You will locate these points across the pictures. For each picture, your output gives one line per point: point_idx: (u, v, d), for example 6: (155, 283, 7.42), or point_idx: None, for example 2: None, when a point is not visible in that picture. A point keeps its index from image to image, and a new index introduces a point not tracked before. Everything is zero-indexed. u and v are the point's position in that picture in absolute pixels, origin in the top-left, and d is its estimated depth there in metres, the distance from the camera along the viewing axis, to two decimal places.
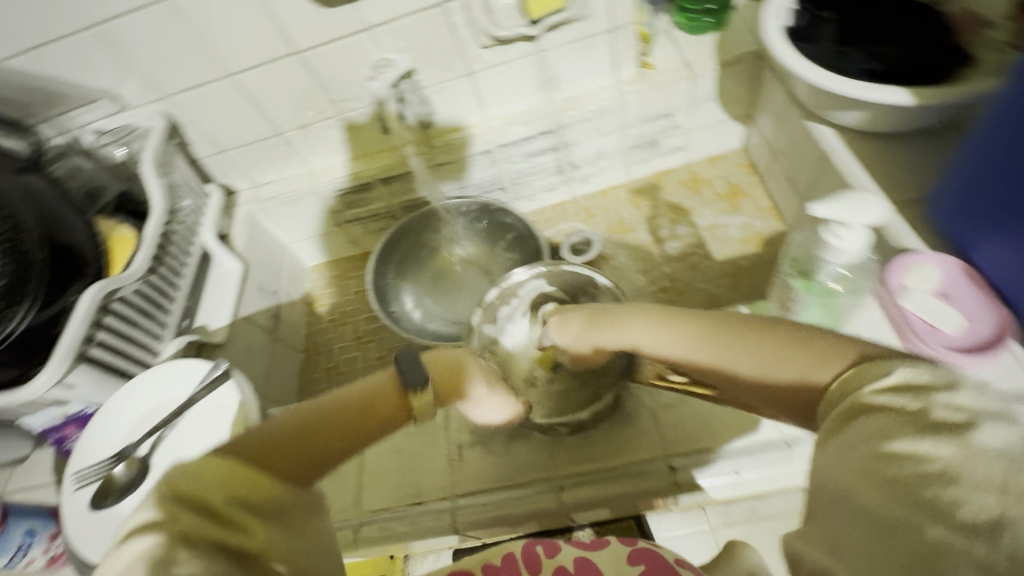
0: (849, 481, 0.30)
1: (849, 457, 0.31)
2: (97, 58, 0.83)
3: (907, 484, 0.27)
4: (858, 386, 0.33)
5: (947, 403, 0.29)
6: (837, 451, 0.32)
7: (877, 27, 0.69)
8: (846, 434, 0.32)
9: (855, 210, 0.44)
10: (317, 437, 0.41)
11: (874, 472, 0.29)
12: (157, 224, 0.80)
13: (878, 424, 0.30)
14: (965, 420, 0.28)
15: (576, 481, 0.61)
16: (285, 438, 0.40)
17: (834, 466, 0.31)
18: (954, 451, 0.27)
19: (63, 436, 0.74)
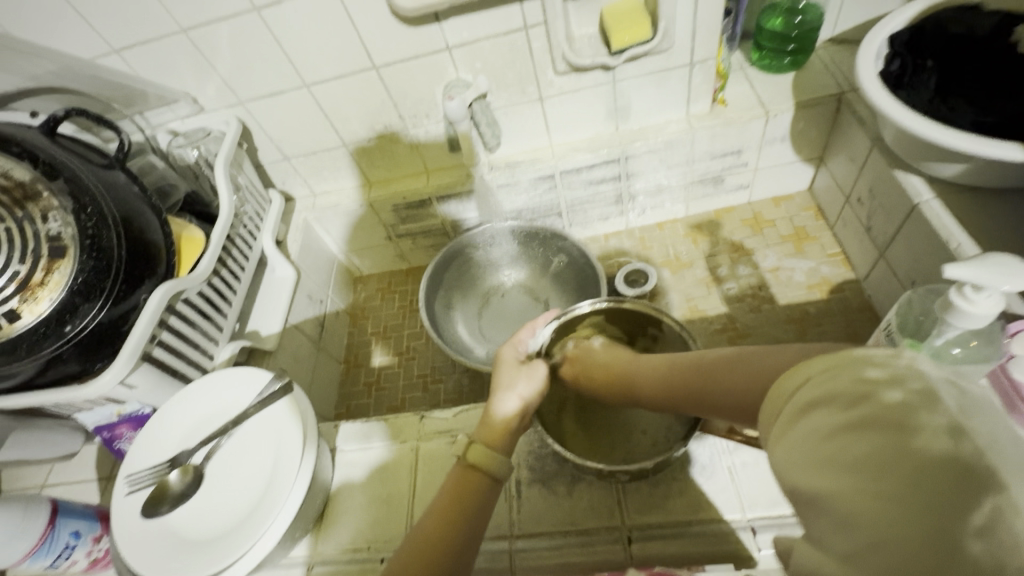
0: (816, 474, 0.28)
1: (808, 453, 0.29)
2: (181, 61, 0.84)
3: (881, 455, 0.26)
4: (806, 381, 0.33)
5: (900, 385, 0.28)
6: (801, 441, 0.30)
7: (985, 79, 0.66)
8: (803, 425, 0.31)
9: (997, 274, 0.41)
10: (456, 508, 0.52)
11: (846, 452, 0.27)
12: (225, 227, 0.80)
13: (827, 413, 0.29)
14: (892, 384, 0.28)
15: (644, 533, 0.57)
16: (439, 514, 0.51)
17: (799, 459, 0.29)
18: (909, 419, 0.26)
19: (113, 434, 0.73)
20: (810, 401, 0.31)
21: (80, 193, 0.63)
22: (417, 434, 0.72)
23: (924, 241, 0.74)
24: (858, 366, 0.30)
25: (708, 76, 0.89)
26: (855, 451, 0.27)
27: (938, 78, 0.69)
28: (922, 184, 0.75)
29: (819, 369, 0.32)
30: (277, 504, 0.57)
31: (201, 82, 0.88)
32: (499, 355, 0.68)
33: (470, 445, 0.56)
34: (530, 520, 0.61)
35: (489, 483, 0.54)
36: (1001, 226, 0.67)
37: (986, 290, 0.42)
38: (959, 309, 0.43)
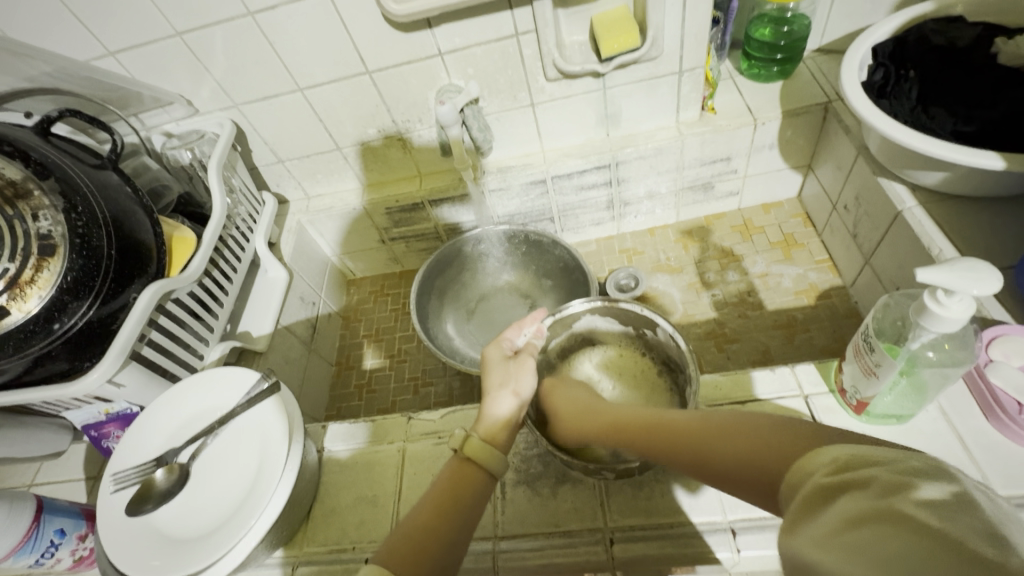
0: (829, 546, 0.27)
1: (823, 522, 0.29)
2: (176, 64, 0.85)
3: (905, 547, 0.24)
4: (831, 469, 0.33)
5: (934, 484, 0.27)
6: (818, 521, 0.30)
7: (965, 88, 0.67)
8: (828, 510, 0.30)
9: (968, 278, 0.41)
10: (450, 509, 0.51)
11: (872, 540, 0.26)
12: (216, 228, 0.81)
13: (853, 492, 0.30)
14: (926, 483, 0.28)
15: (626, 535, 0.58)
16: (431, 511, 0.51)
17: (815, 538, 0.29)
18: (947, 520, 0.25)
19: (102, 433, 0.73)
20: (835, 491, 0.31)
21: (70, 193, 0.63)
22: (404, 435, 0.72)
23: (907, 248, 0.75)
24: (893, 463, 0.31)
25: (696, 84, 0.91)
26: (873, 541, 0.26)
27: (920, 88, 0.70)
28: (905, 192, 0.76)
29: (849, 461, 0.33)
30: (260, 503, 0.57)
31: (196, 85, 0.89)
32: (486, 355, 0.67)
33: (467, 437, 0.56)
34: (514, 521, 0.61)
35: (484, 478, 0.55)
36: (981, 235, 0.68)
37: (957, 294, 0.43)
38: (932, 312, 0.44)
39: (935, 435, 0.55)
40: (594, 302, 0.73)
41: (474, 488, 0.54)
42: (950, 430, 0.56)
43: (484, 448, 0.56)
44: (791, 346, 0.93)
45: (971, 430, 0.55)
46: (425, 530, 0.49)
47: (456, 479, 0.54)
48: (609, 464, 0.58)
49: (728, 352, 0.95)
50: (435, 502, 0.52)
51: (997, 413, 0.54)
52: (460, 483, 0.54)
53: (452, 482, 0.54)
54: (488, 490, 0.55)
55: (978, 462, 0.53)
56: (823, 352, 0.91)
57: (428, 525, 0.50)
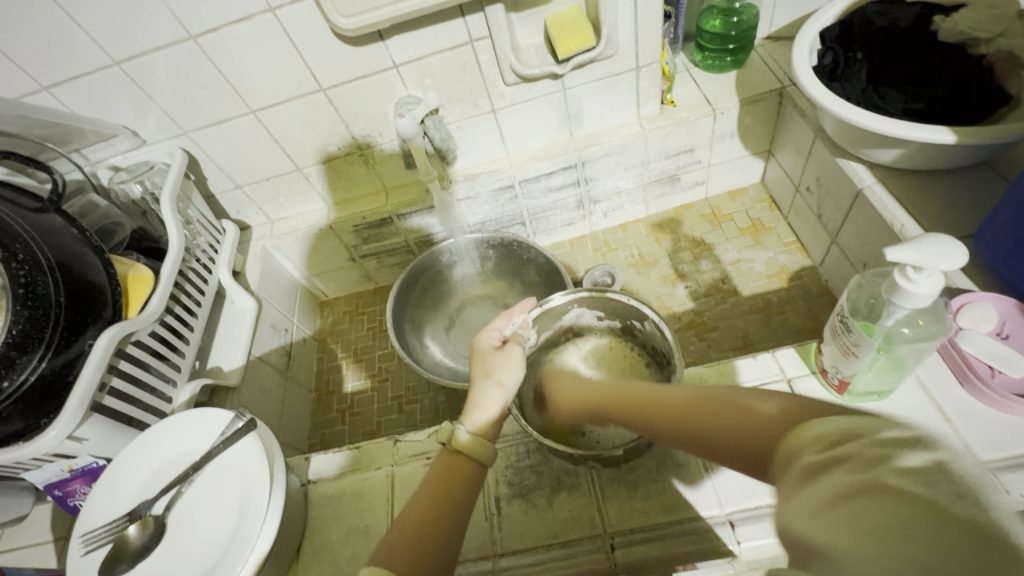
0: (825, 532, 0.26)
1: (811, 501, 0.28)
2: (116, 94, 0.81)
3: (897, 516, 0.24)
4: (819, 446, 0.32)
5: (918, 452, 0.27)
6: (808, 496, 0.29)
7: (911, 67, 0.69)
8: (815, 484, 0.29)
9: (934, 254, 0.42)
10: (441, 509, 0.49)
11: (872, 516, 0.25)
12: (174, 263, 0.78)
13: (841, 472, 0.28)
14: (910, 441, 0.28)
15: (626, 538, 0.57)
16: (422, 512, 0.49)
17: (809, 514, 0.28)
18: (930, 486, 0.25)
19: (68, 492, 0.69)
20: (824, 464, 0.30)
21: (8, 240, 0.59)
22: (392, 459, 0.70)
23: (871, 225, 0.77)
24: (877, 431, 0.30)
25: (654, 79, 0.91)
26: (871, 517, 0.25)
27: (869, 69, 0.72)
28: (864, 170, 0.78)
29: (832, 431, 0.32)
30: (246, 547, 0.54)
31: (141, 115, 0.85)
32: (475, 345, 0.64)
33: (454, 431, 0.54)
34: (513, 536, 0.60)
35: (477, 469, 0.53)
36: (939, 206, 0.70)
37: (926, 270, 0.43)
38: (903, 290, 0.45)
39: (916, 407, 0.56)
40: (575, 295, 0.71)
41: (466, 480, 0.52)
42: (930, 400, 0.57)
43: (475, 441, 0.53)
44: (769, 329, 0.94)
45: (950, 399, 0.56)
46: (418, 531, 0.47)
47: (443, 476, 0.52)
48: (598, 456, 0.58)
49: (708, 341, 0.95)
50: (430, 496, 0.50)
51: (972, 380, 0.55)
52: (445, 480, 0.51)
53: (438, 482, 0.51)
54: (478, 481, 0.53)
55: (958, 430, 0.54)
56: (800, 332, 0.92)
57: (422, 530, 0.47)
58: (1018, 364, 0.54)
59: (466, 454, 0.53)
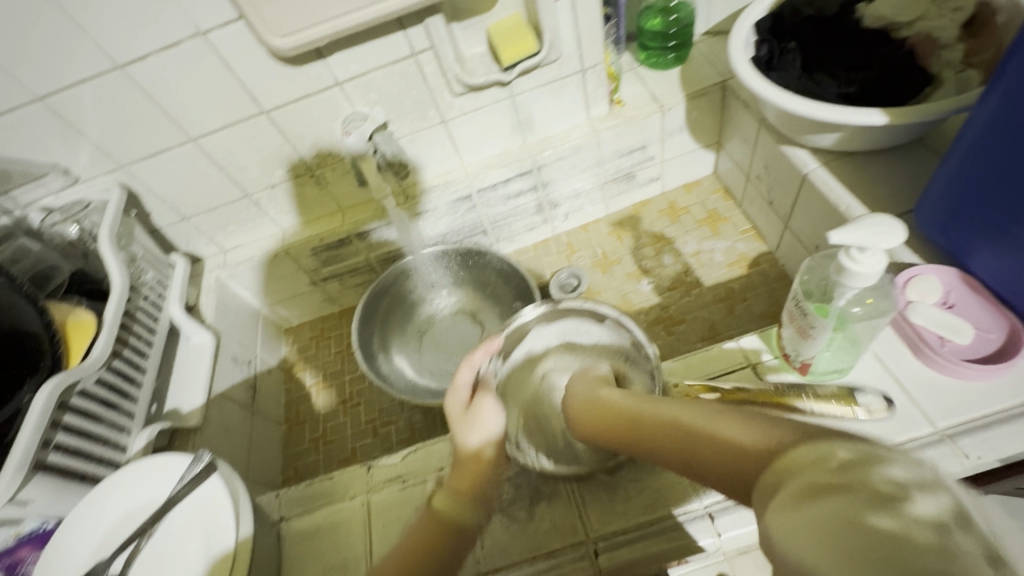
0: (813, 553, 0.24)
1: (803, 521, 0.26)
2: (40, 131, 0.77)
3: (897, 550, 0.22)
4: (822, 463, 0.29)
5: (934, 494, 0.25)
6: (799, 516, 0.26)
7: (841, 53, 0.72)
8: (808, 503, 0.27)
9: (875, 234, 0.44)
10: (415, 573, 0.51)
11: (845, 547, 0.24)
12: (118, 303, 0.74)
13: (844, 492, 0.26)
14: (918, 482, 0.26)
15: (609, 542, 0.56)
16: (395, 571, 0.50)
17: (798, 534, 0.25)
18: (932, 533, 0.23)
19: (16, 561, 0.59)
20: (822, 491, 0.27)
21: None
22: (366, 487, 0.68)
23: (819, 208, 0.79)
24: (881, 461, 0.27)
25: (601, 80, 0.92)
26: (865, 543, 0.23)
27: (802, 58, 0.74)
28: (807, 156, 0.80)
29: (836, 450, 0.29)
30: None
31: (71, 151, 0.81)
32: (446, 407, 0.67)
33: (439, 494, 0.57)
34: (495, 554, 0.59)
35: (457, 533, 0.55)
36: (880, 185, 0.73)
37: (868, 249, 0.44)
38: (849, 271, 0.46)
39: (874, 382, 0.58)
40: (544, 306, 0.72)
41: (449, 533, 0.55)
42: (888, 374, 0.58)
43: (455, 502, 0.56)
44: (733, 317, 0.96)
45: (906, 371, 0.58)
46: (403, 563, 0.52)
47: (419, 536, 0.54)
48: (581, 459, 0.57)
49: (676, 334, 0.97)
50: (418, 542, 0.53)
51: (924, 350, 0.57)
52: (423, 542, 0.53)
53: (414, 541, 0.53)
54: (459, 546, 0.55)
55: (916, 401, 0.56)
56: (763, 317, 0.94)
57: None
58: (965, 331, 0.57)
59: (449, 518, 0.56)
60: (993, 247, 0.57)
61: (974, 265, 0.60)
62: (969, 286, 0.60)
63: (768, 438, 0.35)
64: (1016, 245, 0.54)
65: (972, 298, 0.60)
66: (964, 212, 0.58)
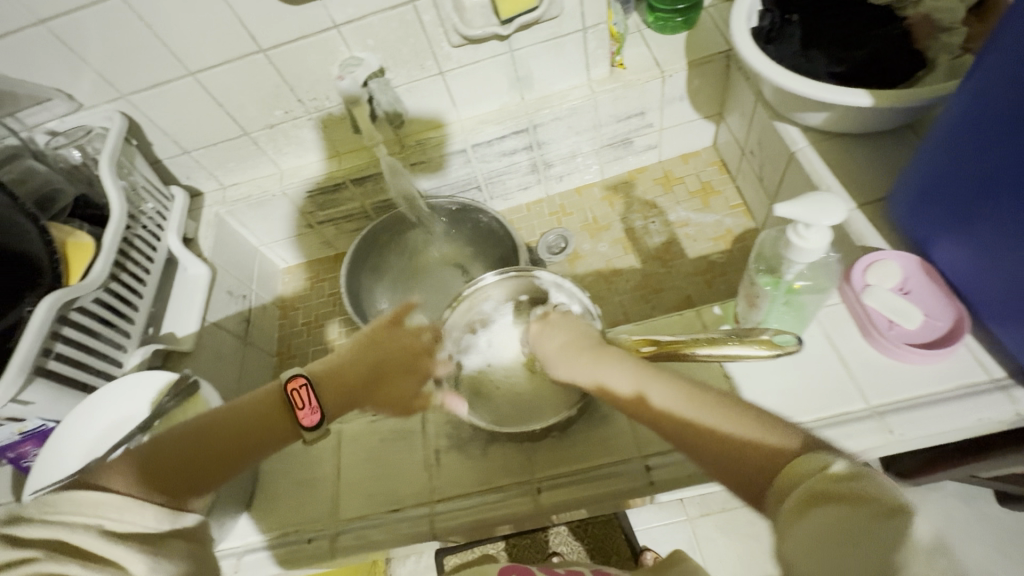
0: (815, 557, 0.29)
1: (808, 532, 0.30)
2: (45, 56, 0.79)
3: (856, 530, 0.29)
4: (796, 473, 0.33)
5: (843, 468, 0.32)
6: (808, 526, 0.30)
7: (839, 31, 0.71)
8: (793, 510, 0.32)
9: (816, 211, 0.45)
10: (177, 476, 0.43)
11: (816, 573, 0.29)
12: (117, 230, 0.78)
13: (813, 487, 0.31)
14: (846, 464, 0.32)
15: (552, 482, 0.61)
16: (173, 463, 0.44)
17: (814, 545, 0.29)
18: (868, 499, 0.30)
19: (20, 454, 0.70)
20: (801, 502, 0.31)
21: None
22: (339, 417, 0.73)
23: (803, 187, 0.80)
24: (826, 463, 0.32)
25: (602, 40, 0.91)
26: (833, 526, 0.29)
27: (801, 32, 0.73)
28: (798, 133, 0.80)
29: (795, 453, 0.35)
30: None
31: (74, 77, 0.83)
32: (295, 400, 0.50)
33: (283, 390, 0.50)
34: (449, 484, 0.64)
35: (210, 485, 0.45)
36: (864, 168, 0.73)
37: (813, 226, 0.46)
38: (795, 246, 0.48)
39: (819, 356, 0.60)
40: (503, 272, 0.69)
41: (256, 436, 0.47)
42: (834, 351, 0.61)
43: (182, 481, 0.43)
44: (710, 289, 0.98)
45: (851, 350, 0.60)
46: (178, 456, 0.44)
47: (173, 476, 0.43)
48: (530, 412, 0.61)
49: (653, 301, 0.99)
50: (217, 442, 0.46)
51: (872, 333, 0.59)
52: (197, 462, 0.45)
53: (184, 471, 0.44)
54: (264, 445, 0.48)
55: (855, 377, 0.58)
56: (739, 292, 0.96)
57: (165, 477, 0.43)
58: (916, 317, 0.58)
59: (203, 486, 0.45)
60: (951, 236, 0.57)
61: (935, 255, 0.61)
62: (926, 273, 0.62)
63: (716, 409, 0.40)
64: (968, 240, 0.55)
65: (926, 284, 0.61)
66: (927, 201, 0.59)
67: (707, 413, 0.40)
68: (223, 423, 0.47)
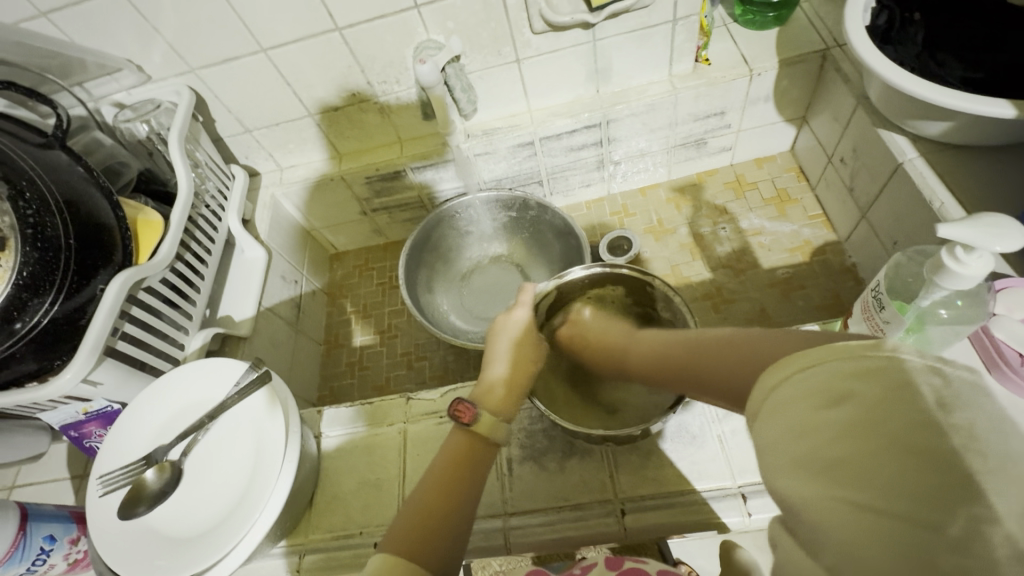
0: (807, 463, 0.27)
1: (809, 437, 0.27)
2: (119, 25, 0.76)
3: (871, 437, 0.25)
4: (828, 371, 0.29)
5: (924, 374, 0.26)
6: (806, 427, 0.28)
7: (971, 34, 0.65)
8: (807, 407, 0.28)
9: (989, 234, 0.40)
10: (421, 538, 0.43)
11: (819, 455, 0.27)
12: (184, 208, 0.75)
13: (835, 387, 0.28)
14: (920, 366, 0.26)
15: (636, 504, 0.57)
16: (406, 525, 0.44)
17: (803, 444, 0.28)
18: (914, 404, 0.25)
19: (83, 434, 0.69)
20: (821, 391, 0.28)
21: (14, 178, 0.58)
22: (404, 417, 0.70)
23: (908, 201, 0.74)
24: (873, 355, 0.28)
25: (691, 33, 0.85)
26: (842, 426, 0.26)
27: (925, 33, 0.67)
28: (906, 143, 0.74)
29: (827, 352, 0.30)
30: (264, 492, 0.54)
31: (145, 48, 0.80)
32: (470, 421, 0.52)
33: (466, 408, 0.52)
34: (524, 497, 0.61)
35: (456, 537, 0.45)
36: (985, 185, 0.67)
37: (977, 251, 0.41)
38: (949, 271, 0.43)
39: None
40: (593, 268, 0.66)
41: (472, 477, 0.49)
42: None
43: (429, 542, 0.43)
44: (786, 304, 0.92)
45: None
46: (411, 522, 0.44)
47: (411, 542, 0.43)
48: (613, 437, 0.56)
49: (723, 312, 0.94)
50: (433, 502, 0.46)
51: (999, 366, 0.55)
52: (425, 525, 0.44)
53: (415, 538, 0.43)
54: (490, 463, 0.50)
55: None
56: (817, 308, 0.91)
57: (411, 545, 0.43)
58: None
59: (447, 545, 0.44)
60: None
61: None
62: None
63: (747, 342, 0.39)
64: None
65: None
66: None
67: (744, 352, 0.39)
68: (449, 475, 0.48)
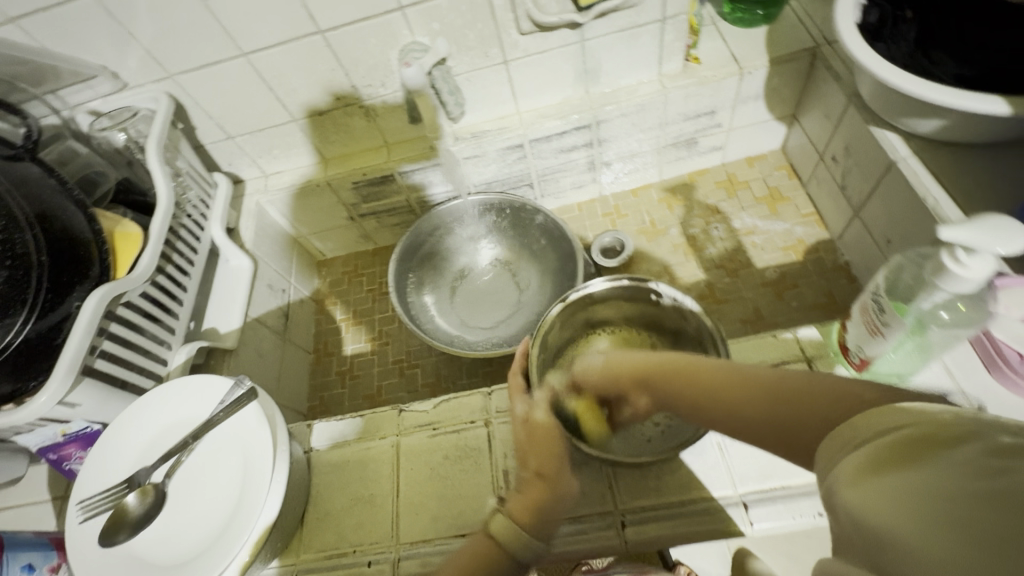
0: (891, 520, 0.24)
1: (890, 492, 0.25)
2: (93, 31, 0.74)
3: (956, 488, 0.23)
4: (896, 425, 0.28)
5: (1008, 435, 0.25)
6: (884, 483, 0.26)
7: (963, 30, 0.64)
8: (880, 462, 0.27)
9: (991, 237, 0.39)
10: None
11: (904, 499, 0.25)
12: (164, 220, 0.73)
13: (910, 443, 0.26)
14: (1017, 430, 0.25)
15: (637, 517, 0.56)
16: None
17: (881, 497, 0.25)
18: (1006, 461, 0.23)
19: (63, 456, 0.66)
20: (896, 451, 0.27)
21: None
22: (397, 429, 0.68)
23: (901, 199, 0.73)
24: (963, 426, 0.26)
25: (680, 32, 0.84)
26: (917, 478, 0.25)
27: (917, 29, 0.66)
28: (898, 141, 0.73)
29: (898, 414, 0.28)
30: (252, 513, 0.52)
31: (120, 54, 0.77)
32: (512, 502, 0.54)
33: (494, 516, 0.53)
34: None
35: None
36: (979, 182, 0.67)
37: (979, 253, 0.40)
38: (951, 273, 0.42)
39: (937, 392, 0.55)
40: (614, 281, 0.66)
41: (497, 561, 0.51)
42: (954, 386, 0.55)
43: None
44: (780, 304, 0.92)
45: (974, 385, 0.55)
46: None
47: None
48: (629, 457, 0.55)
49: (717, 313, 0.93)
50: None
51: (1000, 366, 0.54)
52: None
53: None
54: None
55: None
56: (812, 307, 0.90)
57: None
58: None
59: None
60: None
61: None
62: None
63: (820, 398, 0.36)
64: None
65: None
66: None
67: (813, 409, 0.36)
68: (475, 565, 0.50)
